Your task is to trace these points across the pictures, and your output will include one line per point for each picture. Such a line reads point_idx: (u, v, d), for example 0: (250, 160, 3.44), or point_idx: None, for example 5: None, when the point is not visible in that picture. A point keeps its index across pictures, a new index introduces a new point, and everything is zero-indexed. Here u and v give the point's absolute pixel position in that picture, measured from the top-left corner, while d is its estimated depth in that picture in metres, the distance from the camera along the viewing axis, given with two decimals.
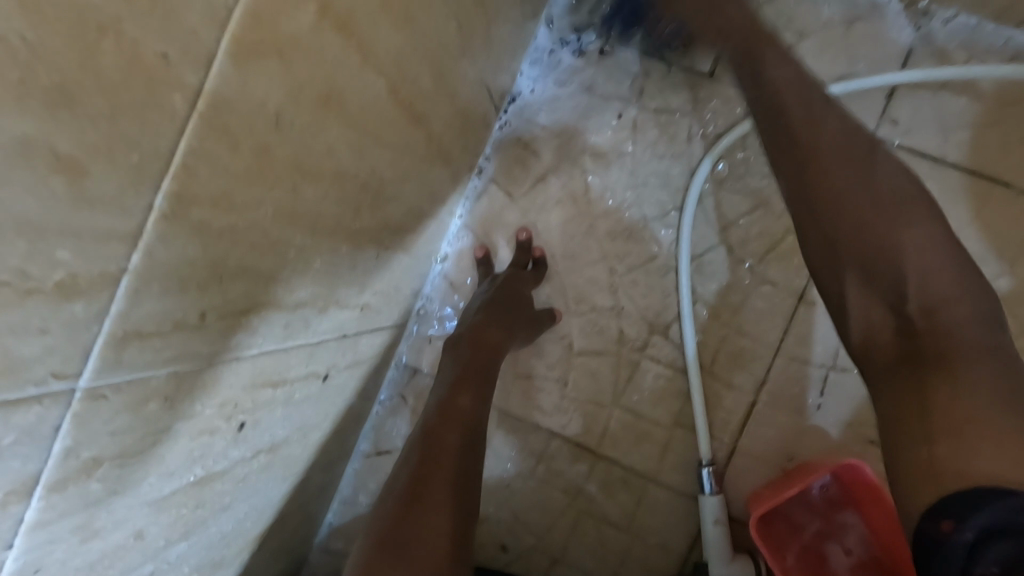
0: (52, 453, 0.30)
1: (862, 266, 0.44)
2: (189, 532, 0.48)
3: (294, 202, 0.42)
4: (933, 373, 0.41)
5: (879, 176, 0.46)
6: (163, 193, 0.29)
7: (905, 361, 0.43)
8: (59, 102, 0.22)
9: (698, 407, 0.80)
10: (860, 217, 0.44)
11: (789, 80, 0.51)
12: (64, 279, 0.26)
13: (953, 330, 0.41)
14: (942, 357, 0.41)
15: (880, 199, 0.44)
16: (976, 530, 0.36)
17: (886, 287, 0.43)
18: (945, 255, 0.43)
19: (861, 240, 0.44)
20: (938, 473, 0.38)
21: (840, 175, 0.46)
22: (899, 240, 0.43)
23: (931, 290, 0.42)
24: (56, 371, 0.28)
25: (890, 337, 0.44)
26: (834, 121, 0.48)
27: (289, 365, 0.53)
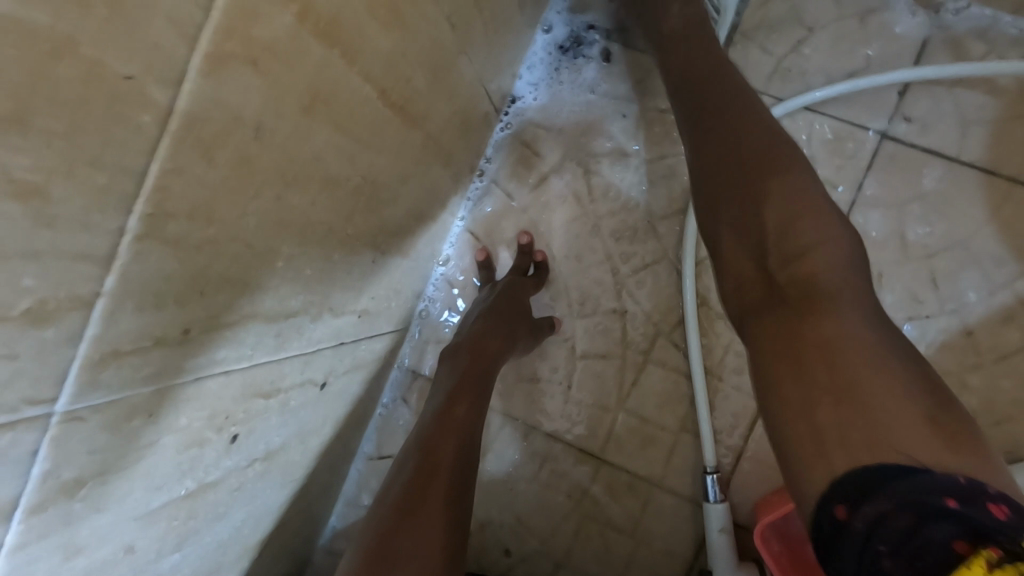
0: (31, 476, 0.29)
1: (733, 223, 0.48)
2: (183, 543, 0.48)
3: (279, 212, 0.41)
4: (795, 322, 0.42)
5: (764, 141, 0.50)
6: (135, 215, 0.29)
7: (780, 320, 0.43)
8: (16, 128, 0.22)
9: (704, 413, 0.78)
10: (734, 177, 0.49)
11: (702, 70, 0.59)
12: (31, 306, 0.25)
13: (816, 280, 0.43)
14: (800, 306, 0.42)
15: (755, 164, 0.49)
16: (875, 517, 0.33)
17: (755, 243, 0.46)
18: (810, 209, 0.45)
19: (733, 197, 0.49)
20: (821, 439, 0.38)
21: (723, 141, 0.51)
22: (764, 196, 0.47)
23: (795, 241, 0.44)
24: (29, 397, 0.27)
25: (762, 298, 0.45)
26: (732, 97, 0.54)
27: (283, 374, 0.53)
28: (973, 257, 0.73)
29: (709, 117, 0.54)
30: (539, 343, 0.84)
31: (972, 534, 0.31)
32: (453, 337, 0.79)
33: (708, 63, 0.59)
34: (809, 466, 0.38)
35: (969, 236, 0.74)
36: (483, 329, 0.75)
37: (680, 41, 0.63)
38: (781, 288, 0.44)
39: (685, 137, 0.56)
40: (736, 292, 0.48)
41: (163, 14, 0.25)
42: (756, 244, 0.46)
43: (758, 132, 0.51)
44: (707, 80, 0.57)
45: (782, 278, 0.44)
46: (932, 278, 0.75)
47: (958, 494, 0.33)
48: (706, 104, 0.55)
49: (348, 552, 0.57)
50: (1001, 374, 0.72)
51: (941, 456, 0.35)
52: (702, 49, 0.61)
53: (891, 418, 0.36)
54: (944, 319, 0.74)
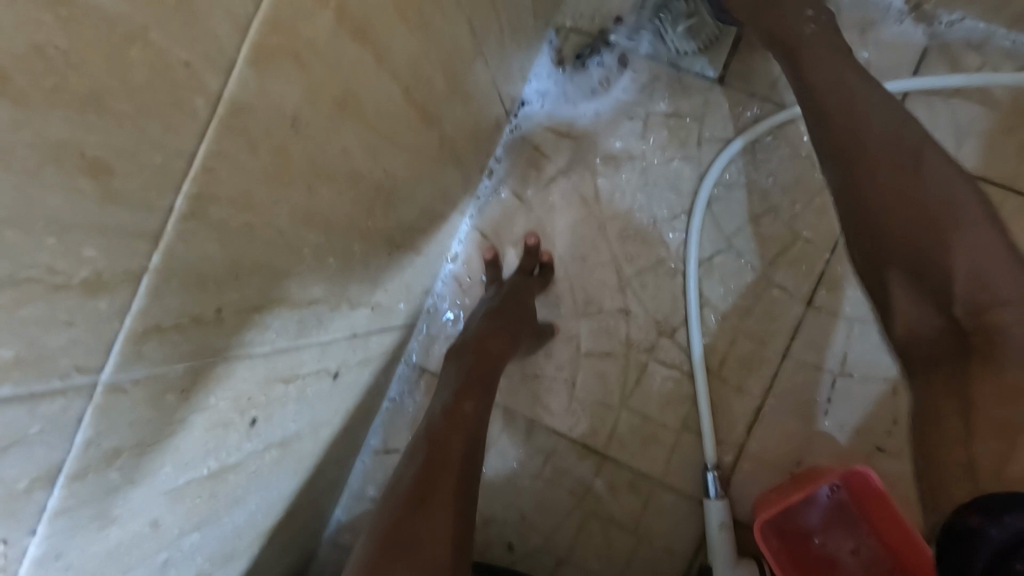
0: (75, 443, 0.31)
1: (909, 266, 0.46)
2: (202, 524, 0.49)
3: (308, 202, 0.43)
4: (976, 377, 0.43)
5: (909, 185, 0.48)
6: (182, 194, 0.30)
7: (954, 363, 0.44)
8: (90, 107, 0.23)
9: (705, 412, 0.81)
10: (910, 219, 0.47)
11: (841, 87, 0.55)
12: (89, 276, 0.27)
13: (1003, 335, 0.42)
14: (989, 359, 0.42)
15: (923, 203, 0.47)
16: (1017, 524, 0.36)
17: (934, 286, 0.45)
18: (996, 262, 0.44)
19: (903, 241, 0.47)
20: (978, 467, 0.40)
21: (892, 168, 0.49)
22: (945, 245, 0.45)
23: (982, 295, 0.43)
24: (80, 364, 0.29)
25: (939, 341, 0.45)
26: (896, 131, 0.51)
27: (302, 362, 0.54)
28: None
29: (848, 138, 0.51)
30: (541, 343, 0.85)
31: None
32: (460, 334, 0.80)
33: (843, 84, 0.55)
34: (955, 488, 0.41)
35: None
36: (490, 328, 0.76)
37: (811, 50, 0.59)
38: (970, 338, 0.44)
39: (822, 153, 0.54)
40: (921, 337, 0.47)
41: (220, 7, 0.27)
42: (938, 289, 0.45)
43: (902, 173, 0.48)
44: (850, 105, 0.53)
45: (966, 323, 0.44)
46: None
47: None
48: (846, 120, 0.52)
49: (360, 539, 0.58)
50: None
51: None
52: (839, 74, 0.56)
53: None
54: None
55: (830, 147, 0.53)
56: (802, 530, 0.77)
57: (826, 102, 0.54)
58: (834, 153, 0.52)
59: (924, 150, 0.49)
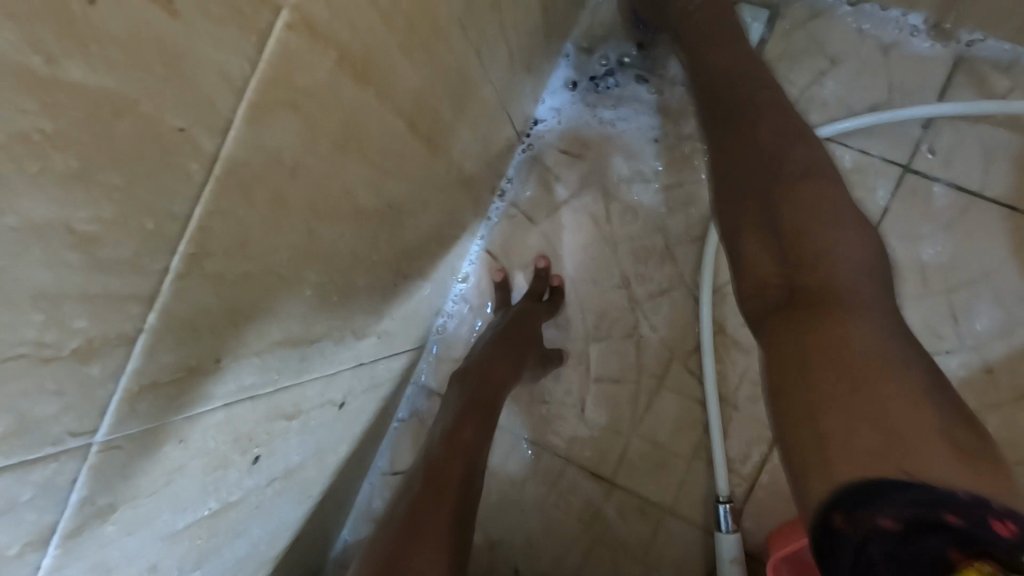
0: (69, 503, 0.30)
1: (759, 221, 0.45)
2: (203, 561, 0.49)
3: (309, 246, 0.43)
4: (811, 323, 0.39)
5: (767, 145, 0.48)
6: (179, 254, 0.30)
7: (792, 313, 0.41)
8: (80, 184, 0.23)
9: (717, 441, 0.79)
10: (762, 177, 0.46)
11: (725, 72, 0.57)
12: (80, 345, 0.27)
13: (833, 284, 0.40)
14: (814, 303, 0.40)
15: (776, 164, 0.46)
16: (875, 524, 0.30)
17: (776, 243, 0.43)
18: (837, 214, 0.43)
19: (752, 196, 0.46)
20: (822, 436, 0.35)
21: (744, 138, 0.50)
22: (792, 200, 0.44)
23: (812, 248, 0.42)
24: (72, 429, 0.28)
25: (777, 295, 0.42)
26: (763, 99, 0.52)
27: (305, 396, 0.54)
28: (996, 292, 0.73)
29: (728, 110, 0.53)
30: (548, 371, 0.84)
31: (961, 544, 0.29)
32: (465, 359, 0.80)
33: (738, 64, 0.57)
34: (810, 478, 0.35)
35: (992, 271, 0.74)
36: (496, 355, 0.75)
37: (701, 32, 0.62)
38: (805, 289, 0.41)
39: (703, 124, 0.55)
40: (772, 296, 0.43)
41: (217, 71, 0.27)
42: (780, 240, 0.43)
43: (768, 137, 0.48)
44: (736, 87, 0.54)
45: (803, 276, 0.41)
46: (951, 312, 0.75)
47: (962, 508, 0.29)
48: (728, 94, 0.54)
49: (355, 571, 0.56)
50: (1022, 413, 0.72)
51: (959, 473, 0.31)
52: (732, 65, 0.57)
53: (903, 435, 0.33)
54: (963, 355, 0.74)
55: (705, 125, 0.54)
56: (800, 564, 0.73)
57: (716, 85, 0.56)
58: (712, 122, 0.53)
59: (786, 118, 0.50)
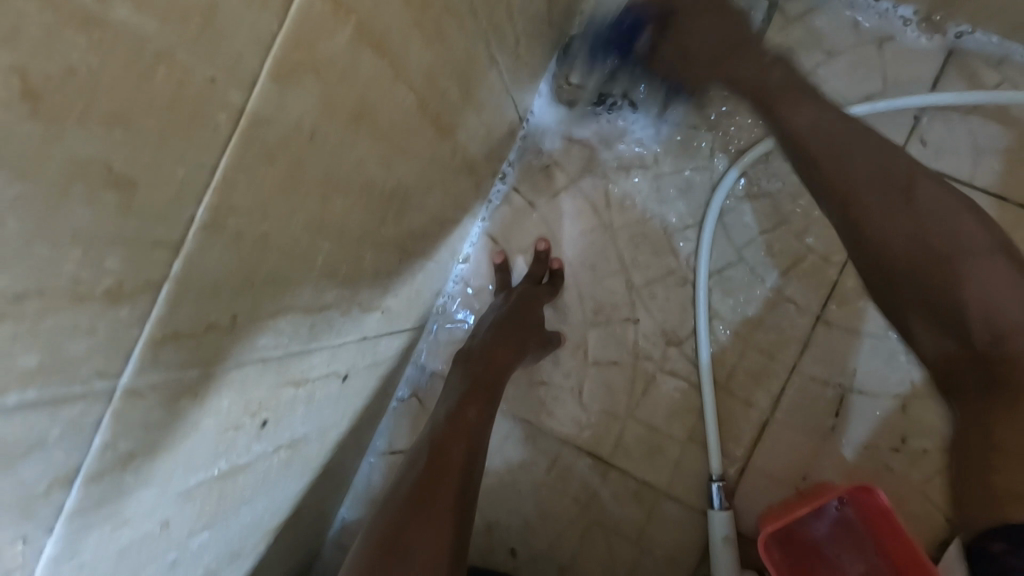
0: (92, 446, 0.31)
1: (930, 305, 0.53)
2: (212, 523, 0.49)
3: (322, 214, 0.44)
4: (999, 402, 0.50)
5: (911, 233, 0.53)
6: (203, 205, 0.31)
7: (987, 384, 0.51)
8: (119, 125, 0.24)
9: (711, 423, 0.80)
10: (921, 258, 0.53)
11: (840, 135, 0.57)
12: (111, 286, 0.27)
13: None
14: (1007, 383, 0.50)
15: (929, 249, 0.52)
16: (1021, 553, 0.43)
17: (949, 319, 0.53)
18: (997, 285, 0.50)
19: (910, 277, 0.54)
20: (999, 491, 0.47)
21: (882, 223, 0.54)
22: (952, 285, 0.51)
23: (992, 325, 0.50)
24: (99, 370, 0.29)
25: (964, 361, 0.53)
26: (883, 173, 0.55)
27: (312, 365, 0.55)
28: None
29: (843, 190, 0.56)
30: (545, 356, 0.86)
31: None
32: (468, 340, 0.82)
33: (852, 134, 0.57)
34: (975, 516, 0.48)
35: None
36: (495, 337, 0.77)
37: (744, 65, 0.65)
38: (989, 361, 0.51)
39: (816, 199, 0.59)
40: (952, 360, 0.54)
41: (248, 27, 0.28)
42: (962, 325, 0.52)
43: (900, 222, 0.53)
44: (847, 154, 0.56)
45: (988, 351, 0.51)
46: None
47: None
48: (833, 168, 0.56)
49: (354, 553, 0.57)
50: None
51: None
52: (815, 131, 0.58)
53: None
54: None
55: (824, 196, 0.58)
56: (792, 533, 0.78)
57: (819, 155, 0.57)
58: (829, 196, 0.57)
59: (920, 189, 0.54)
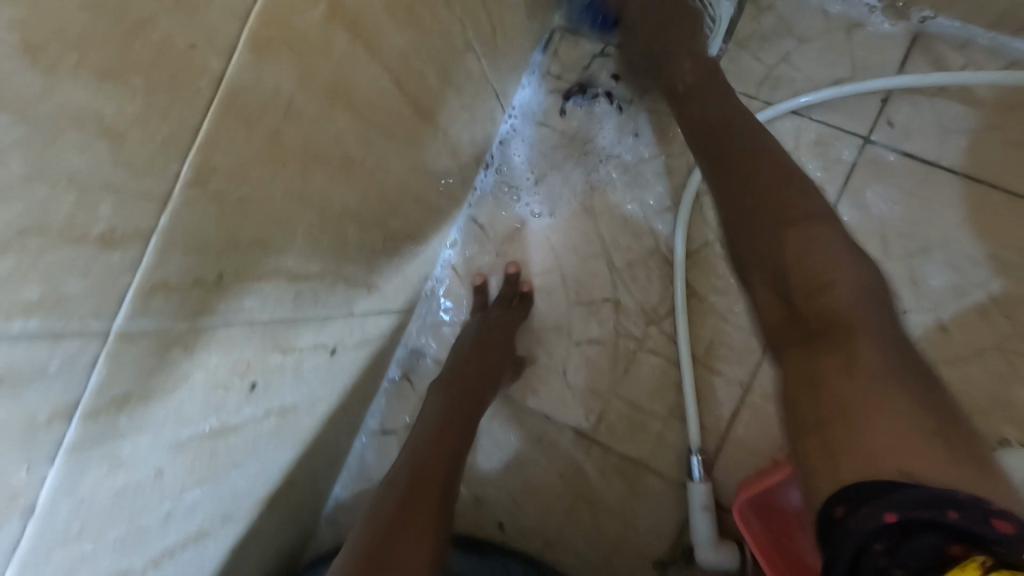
0: (89, 384, 0.34)
1: (769, 262, 0.53)
2: (204, 480, 0.52)
3: (303, 183, 0.47)
4: (825, 352, 0.47)
5: (761, 190, 0.56)
6: (187, 163, 0.34)
7: (802, 342, 0.50)
8: (107, 81, 0.27)
9: (690, 398, 0.83)
10: (761, 216, 0.55)
11: (716, 118, 0.65)
12: (103, 232, 0.31)
13: (840, 314, 0.48)
14: (831, 336, 0.47)
15: (782, 207, 0.55)
16: (879, 519, 0.37)
17: (776, 277, 0.53)
18: (832, 245, 0.51)
19: (750, 240, 0.56)
20: (829, 447, 0.43)
21: (741, 188, 0.58)
22: (783, 240, 0.53)
23: (817, 278, 0.50)
24: (95, 311, 0.32)
25: (790, 327, 0.51)
26: (744, 143, 0.61)
27: (299, 333, 0.58)
28: (950, 255, 0.81)
29: (713, 153, 0.62)
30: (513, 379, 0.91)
31: (960, 539, 0.36)
32: (445, 366, 0.85)
33: (733, 117, 0.64)
34: (821, 475, 0.43)
35: (947, 236, 0.81)
36: (468, 365, 0.81)
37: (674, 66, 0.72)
38: (813, 323, 0.49)
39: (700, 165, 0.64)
40: (783, 329, 0.52)
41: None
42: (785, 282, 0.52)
43: (752, 183, 0.57)
44: (723, 128, 0.63)
45: (803, 309, 0.50)
46: (910, 275, 0.82)
47: (947, 502, 0.37)
48: (716, 141, 0.63)
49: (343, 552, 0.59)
50: (972, 366, 0.79)
51: (941, 471, 0.38)
52: (725, 124, 0.64)
53: (911, 441, 0.40)
54: (919, 314, 0.81)
55: (705, 162, 0.63)
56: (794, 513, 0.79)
57: (704, 136, 0.64)
58: (706, 163, 0.63)
59: (769, 156, 0.59)
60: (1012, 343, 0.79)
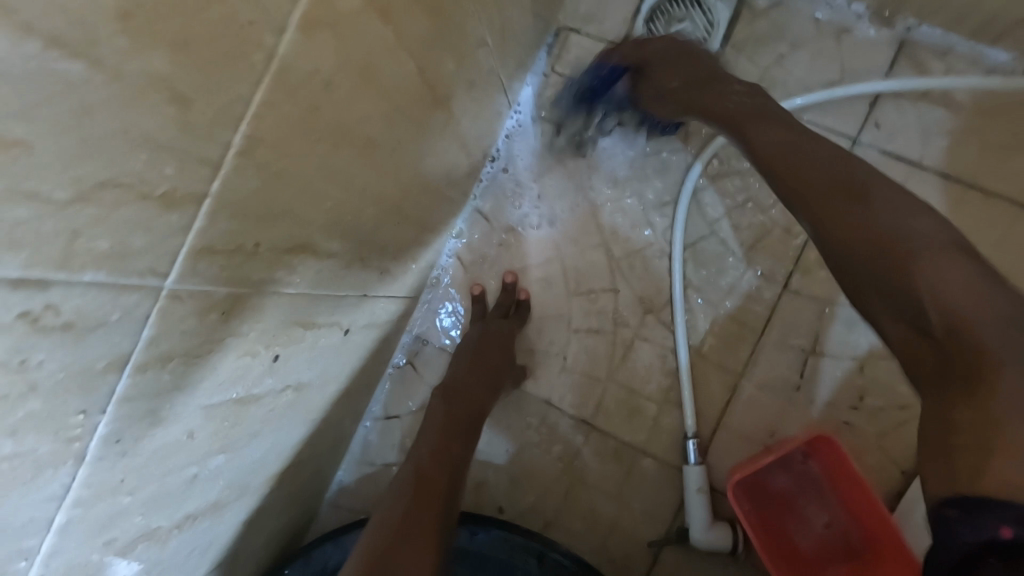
0: (142, 337, 0.37)
1: (897, 300, 0.47)
2: (227, 448, 0.54)
3: (332, 161, 0.49)
4: (971, 394, 0.41)
5: (870, 232, 0.49)
6: (239, 132, 0.37)
7: (947, 382, 0.43)
8: (183, 50, 0.30)
9: (686, 384, 0.86)
10: (873, 253, 0.48)
11: (790, 151, 0.58)
12: (167, 191, 0.33)
13: (984, 349, 0.41)
14: (971, 375, 0.41)
15: (893, 243, 0.48)
16: (994, 529, 0.36)
17: (909, 317, 0.46)
18: (964, 274, 0.44)
19: (879, 283, 0.48)
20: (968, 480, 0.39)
21: (850, 229, 0.50)
22: (907, 276, 0.46)
23: (950, 313, 0.43)
24: (153, 267, 0.35)
25: (929, 364, 0.45)
26: (837, 176, 0.54)
27: (318, 310, 0.60)
28: None
29: (805, 190, 0.55)
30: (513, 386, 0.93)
31: None
32: (446, 375, 0.89)
33: (812, 148, 0.57)
34: (942, 497, 0.40)
35: None
36: (468, 378, 0.84)
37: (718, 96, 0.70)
38: (952, 360, 0.43)
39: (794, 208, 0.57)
40: (923, 367, 0.45)
41: None
42: (912, 315, 0.46)
43: (857, 222, 0.50)
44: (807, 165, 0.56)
45: (949, 347, 0.43)
46: None
47: None
48: (802, 176, 0.56)
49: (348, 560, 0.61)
50: None
51: None
52: (803, 156, 0.57)
53: None
54: None
55: (800, 201, 0.55)
56: (784, 495, 0.85)
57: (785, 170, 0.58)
58: (801, 204, 0.55)
59: (877, 190, 0.51)
60: None
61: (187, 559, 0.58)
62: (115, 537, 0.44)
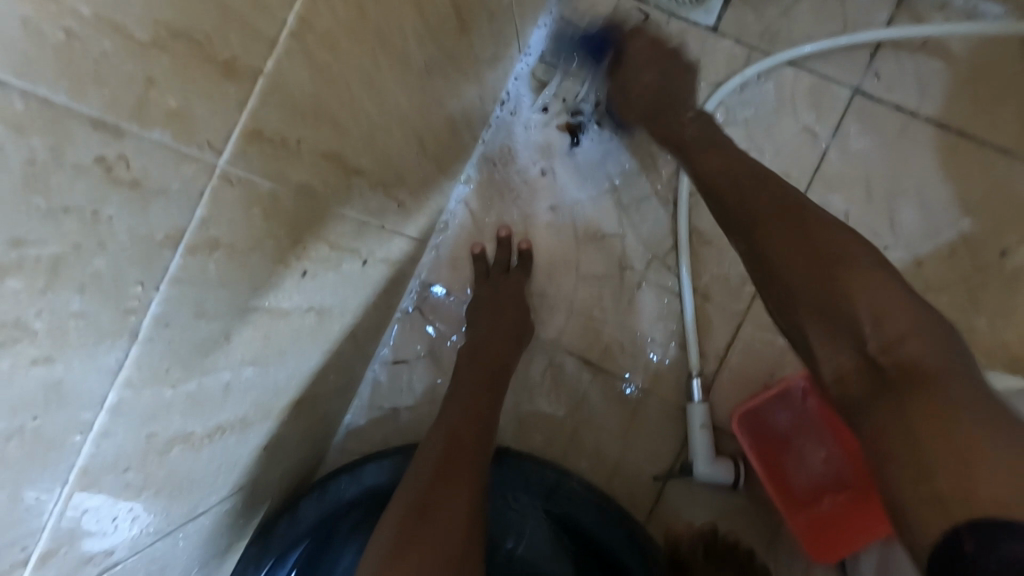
0: (195, 216, 0.37)
1: (821, 305, 0.52)
2: (256, 360, 0.55)
3: (368, 69, 0.49)
4: (904, 402, 0.45)
5: (800, 247, 0.55)
6: (292, 14, 0.37)
7: (880, 390, 0.47)
8: None
9: (690, 325, 0.89)
10: (810, 266, 0.53)
11: (730, 170, 0.65)
12: (228, 59, 0.33)
13: (916, 364, 0.46)
14: (908, 384, 0.45)
15: (825, 253, 0.53)
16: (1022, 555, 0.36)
17: (841, 332, 0.51)
18: (891, 293, 0.50)
19: (811, 299, 0.53)
20: (938, 494, 0.41)
21: (786, 241, 0.56)
22: (840, 288, 0.51)
23: (885, 330, 0.48)
24: (211, 141, 0.35)
25: (860, 377, 0.49)
26: (779, 192, 0.60)
27: (343, 231, 0.60)
28: (926, 197, 0.88)
29: (745, 205, 0.61)
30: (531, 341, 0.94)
31: None
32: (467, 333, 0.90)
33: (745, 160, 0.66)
34: (925, 520, 0.41)
35: (924, 180, 0.89)
36: (492, 333, 0.86)
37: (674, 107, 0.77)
38: (888, 374, 0.47)
39: (725, 224, 0.63)
40: (856, 388, 0.50)
41: None
42: (848, 330, 0.50)
43: (791, 233, 0.56)
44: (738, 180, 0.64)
45: (880, 360, 0.48)
46: (890, 216, 0.89)
47: None
48: (744, 185, 0.63)
49: (389, 509, 0.64)
50: (943, 299, 0.87)
51: None
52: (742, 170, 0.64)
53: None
54: (898, 252, 0.88)
55: (732, 210, 0.62)
56: (785, 433, 0.87)
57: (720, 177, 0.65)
58: (735, 207, 0.62)
59: (809, 211, 0.57)
60: (978, 278, 0.87)
61: (213, 476, 0.58)
62: (154, 432, 0.44)
